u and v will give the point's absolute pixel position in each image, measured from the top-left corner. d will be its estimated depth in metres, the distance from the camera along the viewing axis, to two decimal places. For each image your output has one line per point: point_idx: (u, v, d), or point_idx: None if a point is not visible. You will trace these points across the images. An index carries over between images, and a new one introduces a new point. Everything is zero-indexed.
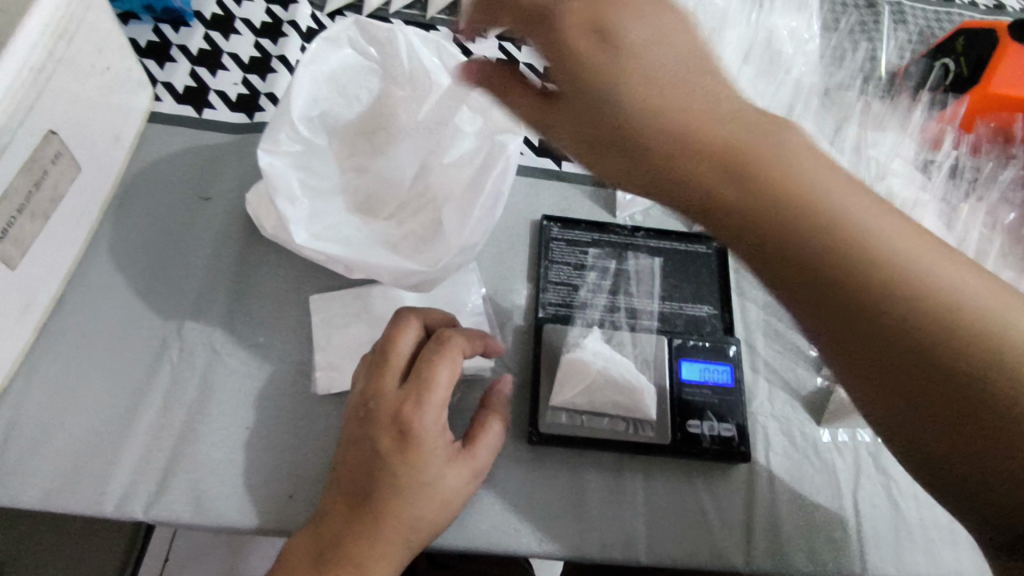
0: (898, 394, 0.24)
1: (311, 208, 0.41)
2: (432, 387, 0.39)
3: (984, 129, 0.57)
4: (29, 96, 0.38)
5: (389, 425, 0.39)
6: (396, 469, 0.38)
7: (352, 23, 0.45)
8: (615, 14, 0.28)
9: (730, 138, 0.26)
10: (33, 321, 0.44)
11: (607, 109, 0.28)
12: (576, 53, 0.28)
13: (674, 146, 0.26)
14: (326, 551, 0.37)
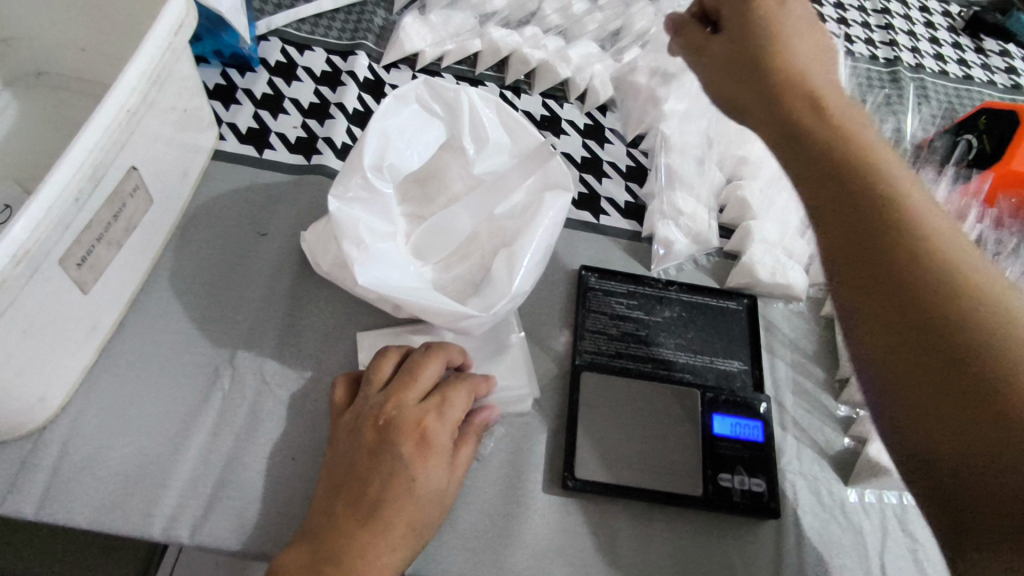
0: (873, 309, 0.31)
1: (374, 253, 0.43)
2: (453, 406, 0.43)
3: (1006, 205, 0.60)
4: (122, 135, 0.41)
5: (411, 433, 0.41)
6: (410, 475, 0.39)
7: (420, 83, 0.48)
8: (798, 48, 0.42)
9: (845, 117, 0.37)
10: (95, 344, 0.46)
11: (750, 35, 0.43)
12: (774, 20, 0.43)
13: (822, 121, 0.37)
14: (326, 557, 0.37)
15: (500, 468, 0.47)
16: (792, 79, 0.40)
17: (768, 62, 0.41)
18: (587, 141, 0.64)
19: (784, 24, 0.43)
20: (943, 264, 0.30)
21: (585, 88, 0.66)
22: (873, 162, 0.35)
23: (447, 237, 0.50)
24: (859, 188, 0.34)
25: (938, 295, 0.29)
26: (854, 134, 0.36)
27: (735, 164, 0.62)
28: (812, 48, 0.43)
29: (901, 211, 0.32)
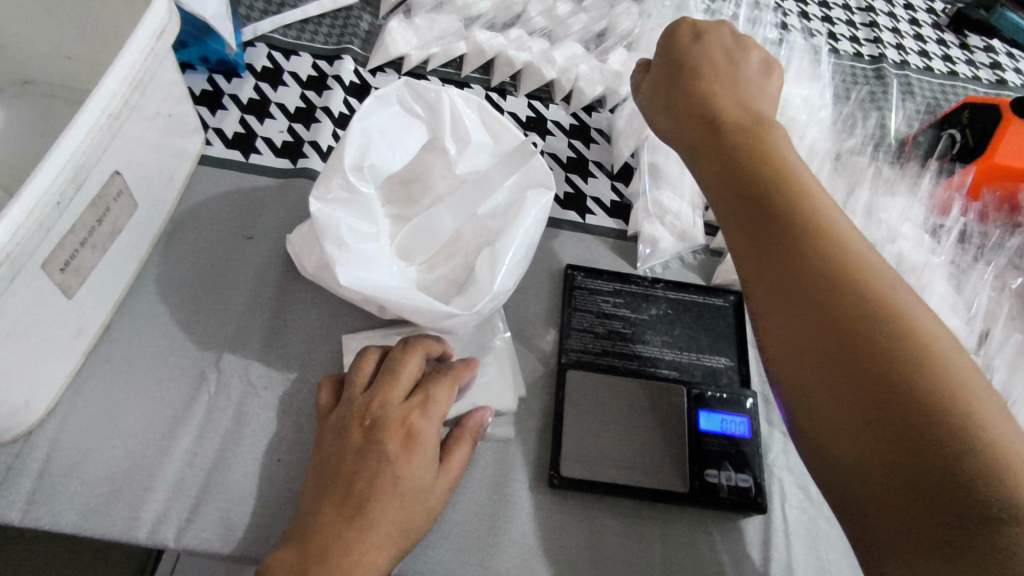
0: (821, 367, 0.34)
1: (356, 253, 0.44)
2: (439, 403, 0.43)
3: (990, 197, 0.61)
4: (105, 140, 0.42)
5: (396, 431, 0.41)
6: (398, 471, 0.40)
7: (401, 84, 0.48)
8: (745, 110, 0.44)
9: (788, 179, 0.39)
10: (81, 348, 0.47)
11: (698, 90, 0.45)
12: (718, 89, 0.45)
13: (754, 170, 0.40)
14: (317, 558, 0.37)
15: (486, 466, 0.47)
16: (731, 127, 0.43)
17: (697, 119, 0.44)
18: (573, 142, 0.65)
19: (722, 78, 0.46)
20: (868, 307, 0.34)
21: (570, 88, 0.66)
22: (810, 215, 0.38)
23: (430, 235, 0.50)
24: (801, 246, 0.37)
25: (874, 350, 0.33)
26: (792, 184, 0.39)
27: None
28: (753, 93, 0.46)
29: (841, 268, 0.35)
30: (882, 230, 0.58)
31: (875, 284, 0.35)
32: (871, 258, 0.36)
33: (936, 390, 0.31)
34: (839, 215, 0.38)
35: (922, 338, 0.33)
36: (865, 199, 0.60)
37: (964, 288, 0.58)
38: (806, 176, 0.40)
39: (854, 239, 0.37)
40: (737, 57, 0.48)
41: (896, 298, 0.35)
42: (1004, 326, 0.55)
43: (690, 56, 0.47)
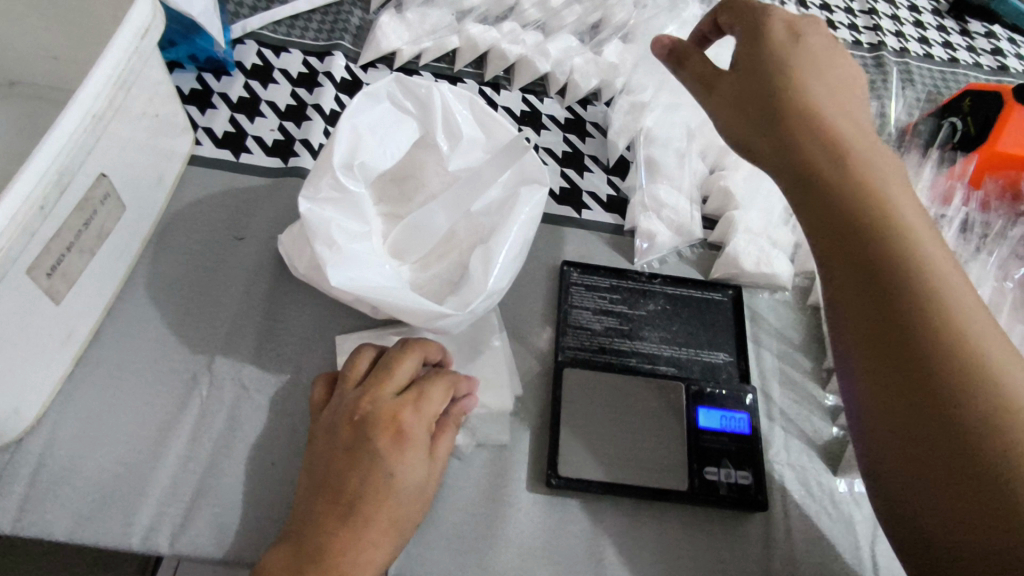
0: (883, 360, 0.35)
1: (347, 254, 0.43)
2: (431, 398, 0.42)
3: (992, 186, 0.59)
4: (89, 141, 0.41)
5: (388, 427, 0.40)
6: (389, 469, 0.39)
7: (392, 80, 0.48)
8: (821, 98, 0.40)
9: (864, 172, 0.38)
10: (71, 353, 0.46)
11: (766, 74, 0.41)
12: (794, 72, 0.41)
13: (831, 159, 0.38)
14: (309, 559, 0.37)
15: (483, 467, 0.47)
16: (805, 118, 0.39)
17: (773, 98, 0.40)
18: (568, 136, 0.64)
19: (796, 57, 0.41)
20: (932, 305, 0.34)
21: (565, 81, 0.65)
22: (891, 224, 0.36)
23: (424, 234, 0.49)
24: (878, 260, 0.36)
25: (939, 355, 0.33)
26: (868, 189, 0.37)
27: (718, 154, 0.62)
28: (833, 80, 0.42)
29: (921, 286, 0.35)
30: None
31: (953, 303, 0.35)
32: (948, 274, 0.36)
33: (991, 394, 0.32)
34: (915, 212, 0.37)
35: (994, 362, 0.33)
36: None
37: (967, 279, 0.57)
38: (884, 177, 0.38)
39: (936, 250, 0.36)
40: (812, 30, 0.43)
41: (962, 307, 0.34)
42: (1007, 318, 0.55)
43: (756, 32, 0.43)
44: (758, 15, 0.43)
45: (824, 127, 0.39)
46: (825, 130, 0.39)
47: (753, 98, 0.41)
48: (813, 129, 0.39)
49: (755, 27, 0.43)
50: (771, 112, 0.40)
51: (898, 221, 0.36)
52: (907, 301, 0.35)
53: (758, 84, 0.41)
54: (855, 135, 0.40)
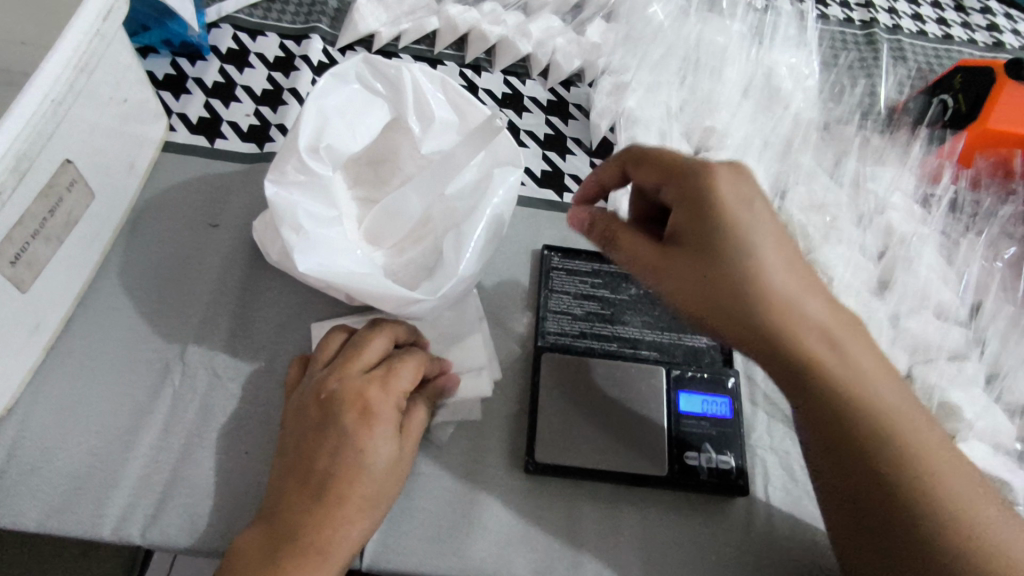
0: (858, 510, 0.36)
1: (316, 239, 0.42)
2: (399, 373, 0.42)
3: (983, 164, 0.58)
4: (49, 126, 0.40)
5: (355, 405, 0.39)
6: (357, 446, 0.38)
7: (359, 59, 0.47)
8: (757, 260, 0.37)
9: (813, 342, 0.37)
10: (42, 343, 0.45)
11: (704, 253, 0.38)
12: (724, 253, 0.38)
13: (780, 342, 0.37)
14: (285, 540, 0.36)
15: (460, 454, 0.46)
16: (745, 293, 0.37)
17: (719, 285, 0.38)
18: (550, 118, 0.62)
19: (747, 240, 0.38)
20: (893, 457, 0.35)
21: (547, 62, 0.63)
22: (841, 385, 0.36)
23: (398, 219, 0.48)
24: (856, 444, 0.36)
25: (904, 505, 0.35)
26: (844, 357, 0.37)
27: (703, 134, 0.60)
28: (765, 232, 0.38)
29: (900, 467, 0.35)
30: (870, 203, 0.58)
31: (935, 479, 0.35)
32: (924, 439, 0.36)
33: (957, 529, 0.34)
34: (867, 361, 0.37)
35: (984, 531, 0.34)
36: (854, 169, 0.59)
37: (955, 260, 0.57)
38: (850, 340, 0.37)
39: (907, 414, 0.36)
40: (747, 184, 0.40)
41: (921, 451, 0.35)
42: (995, 298, 0.54)
43: (694, 226, 0.39)
44: (690, 178, 0.40)
45: (762, 306, 0.37)
46: (764, 308, 0.37)
47: (689, 269, 0.39)
48: (751, 303, 0.37)
49: (692, 224, 0.39)
50: (718, 298, 0.38)
51: (872, 396, 0.36)
52: (872, 462, 0.35)
53: (694, 276, 0.39)
54: (794, 294, 0.37)
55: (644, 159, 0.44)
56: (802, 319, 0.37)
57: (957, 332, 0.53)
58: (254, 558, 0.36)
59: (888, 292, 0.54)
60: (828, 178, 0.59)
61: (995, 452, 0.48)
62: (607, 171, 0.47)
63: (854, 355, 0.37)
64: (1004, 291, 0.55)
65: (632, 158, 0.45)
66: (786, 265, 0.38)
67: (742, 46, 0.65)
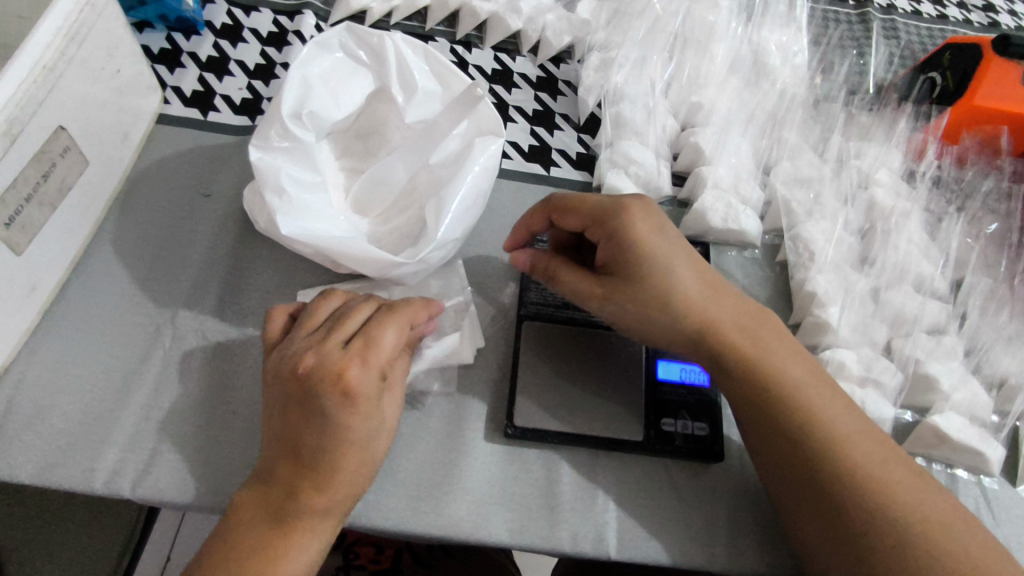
0: (800, 499, 0.40)
1: (298, 203, 0.44)
2: (378, 346, 0.40)
3: (970, 142, 0.58)
4: (40, 91, 0.42)
5: (334, 385, 0.38)
6: (342, 423, 0.37)
7: (343, 30, 0.50)
8: (677, 276, 0.43)
9: (731, 345, 0.43)
10: (38, 304, 0.47)
11: (629, 275, 0.43)
12: (650, 274, 0.43)
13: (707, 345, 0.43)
14: (283, 503, 0.37)
15: (441, 418, 0.47)
16: (671, 303, 0.43)
17: (653, 308, 0.43)
18: (539, 94, 0.62)
19: (665, 271, 0.43)
20: (819, 440, 0.39)
21: (537, 39, 0.64)
22: (760, 380, 0.42)
23: (384, 188, 0.50)
24: (783, 441, 0.40)
25: (840, 483, 0.38)
26: (760, 355, 0.42)
27: (689, 111, 0.61)
28: (681, 250, 0.44)
29: (826, 458, 0.39)
30: (855, 178, 0.58)
31: (859, 460, 0.39)
32: (847, 429, 0.40)
33: (890, 501, 0.37)
34: (780, 361, 0.42)
35: (910, 500, 0.38)
36: (838, 145, 0.60)
37: (938, 235, 0.57)
38: (765, 342, 0.43)
39: (832, 409, 0.41)
40: (657, 212, 0.45)
41: (842, 435, 0.40)
42: (974, 272, 0.55)
43: (620, 259, 0.43)
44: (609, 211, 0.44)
45: (687, 315, 0.43)
46: (688, 316, 0.43)
47: (625, 291, 0.43)
48: (680, 313, 0.43)
49: (616, 256, 0.44)
50: (652, 314, 0.43)
51: (795, 396, 0.41)
52: (801, 450, 0.40)
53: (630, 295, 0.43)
54: (710, 306, 0.43)
55: (566, 207, 0.46)
56: (716, 329, 0.43)
57: (935, 305, 0.53)
58: (252, 524, 0.37)
59: (869, 266, 0.55)
60: (813, 155, 0.59)
61: (971, 423, 0.49)
62: (530, 217, 0.48)
63: (769, 357, 0.42)
64: (983, 266, 0.56)
65: (553, 206, 0.47)
66: (699, 279, 0.44)
67: (731, 25, 0.65)
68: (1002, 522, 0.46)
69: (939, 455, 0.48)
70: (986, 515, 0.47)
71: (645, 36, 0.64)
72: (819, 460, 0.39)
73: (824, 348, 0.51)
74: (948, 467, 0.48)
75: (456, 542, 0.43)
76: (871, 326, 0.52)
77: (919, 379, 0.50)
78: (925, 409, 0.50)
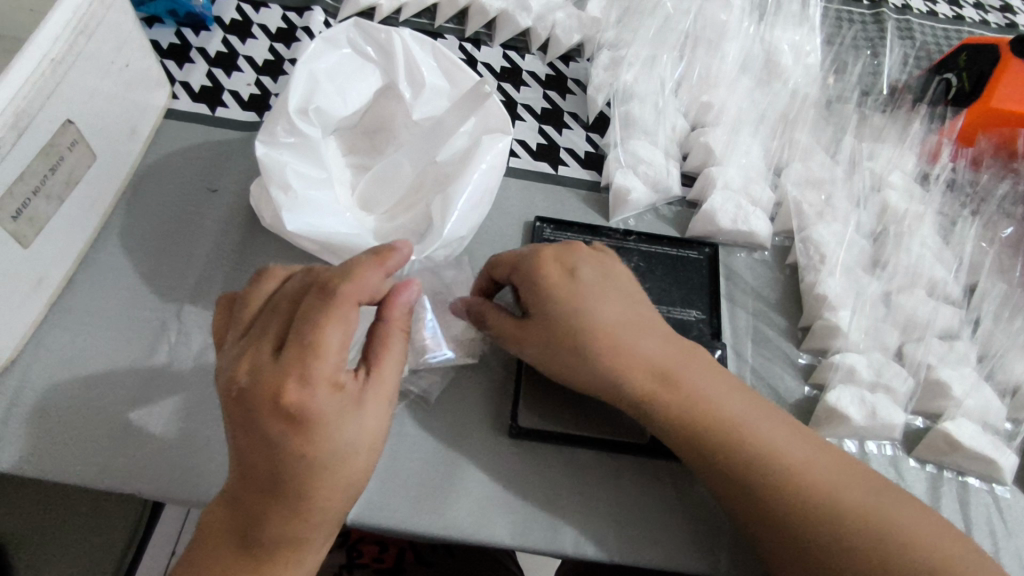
0: (764, 530, 0.39)
1: (304, 199, 0.45)
2: (319, 352, 0.33)
3: (985, 144, 0.57)
4: (49, 85, 0.42)
5: (272, 408, 0.32)
6: (296, 451, 0.33)
7: (351, 25, 0.50)
8: (597, 317, 0.41)
9: (660, 385, 0.41)
10: (45, 298, 0.47)
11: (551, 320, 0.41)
12: (569, 320, 0.41)
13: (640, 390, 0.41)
14: (251, 532, 0.34)
15: (445, 418, 0.47)
16: (597, 347, 0.41)
17: (586, 351, 0.41)
18: (549, 92, 0.62)
19: (583, 315, 0.41)
20: (764, 472, 0.39)
21: (547, 36, 0.63)
22: (693, 417, 0.40)
23: (392, 184, 0.50)
24: (731, 477, 0.40)
25: (793, 510, 0.38)
26: (686, 394, 0.41)
27: (700, 111, 0.60)
28: (595, 288, 0.42)
29: (775, 487, 0.38)
30: (867, 180, 0.58)
31: (808, 481, 0.38)
32: (790, 455, 0.39)
33: (853, 522, 0.37)
34: (710, 391, 0.41)
35: (868, 514, 0.37)
36: (851, 147, 0.59)
37: (952, 239, 0.56)
38: (692, 375, 0.42)
39: (777, 436, 0.40)
40: (567, 257, 0.44)
41: (785, 460, 0.39)
42: (988, 277, 0.55)
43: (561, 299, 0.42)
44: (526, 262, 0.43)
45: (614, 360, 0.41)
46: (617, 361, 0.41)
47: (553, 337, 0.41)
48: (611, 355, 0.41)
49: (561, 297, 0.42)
50: (584, 360, 0.41)
51: (743, 433, 0.40)
52: (748, 486, 0.39)
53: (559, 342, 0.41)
54: (636, 342, 0.41)
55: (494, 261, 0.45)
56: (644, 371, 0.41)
57: (948, 310, 0.52)
58: (222, 558, 0.35)
59: (880, 269, 0.54)
60: (825, 156, 0.58)
61: (984, 430, 0.48)
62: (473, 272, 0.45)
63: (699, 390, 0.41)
64: (997, 270, 0.55)
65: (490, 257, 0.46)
66: (619, 315, 0.42)
67: (743, 24, 0.65)
68: (1015, 532, 0.46)
69: (949, 462, 0.47)
70: (998, 524, 0.46)
71: (656, 34, 0.63)
72: (769, 492, 0.39)
73: (834, 352, 0.50)
74: (959, 475, 0.47)
75: (458, 542, 0.43)
76: (882, 330, 0.51)
77: (930, 386, 0.49)
78: (936, 415, 0.50)
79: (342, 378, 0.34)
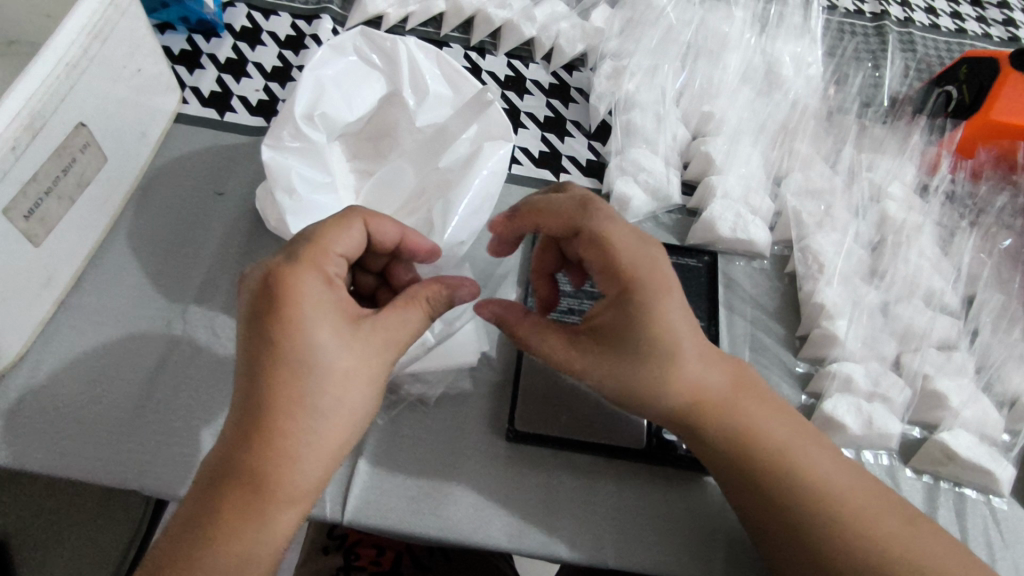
0: (787, 548, 0.40)
1: (308, 203, 0.46)
2: (316, 243, 0.36)
3: (986, 155, 0.58)
4: (63, 88, 0.43)
5: (265, 300, 0.34)
6: (276, 356, 0.33)
7: (357, 34, 0.51)
8: (674, 345, 0.38)
9: (717, 406, 0.40)
10: (54, 296, 0.47)
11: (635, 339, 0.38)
12: (657, 347, 0.38)
13: (701, 412, 0.40)
14: (227, 478, 0.32)
15: (443, 420, 0.47)
16: (667, 372, 0.38)
17: (654, 379, 0.39)
18: (552, 101, 0.63)
19: (674, 337, 0.38)
20: (801, 493, 0.40)
21: (551, 46, 0.64)
22: (743, 436, 0.40)
23: (394, 189, 0.51)
24: (768, 493, 0.40)
25: (828, 534, 0.39)
26: (737, 413, 0.41)
27: (701, 120, 0.61)
28: (677, 312, 0.38)
29: (809, 508, 0.39)
30: (866, 191, 0.58)
31: (841, 502, 0.39)
32: (824, 474, 0.40)
33: (880, 548, 0.38)
34: (759, 412, 0.41)
35: (894, 539, 0.38)
36: (851, 157, 0.60)
37: (950, 250, 0.57)
38: (745, 396, 0.41)
39: (816, 458, 0.41)
40: (667, 271, 0.39)
41: (822, 483, 0.40)
42: (986, 288, 0.55)
43: (570, 354, 0.40)
44: (644, 283, 0.38)
45: (679, 386, 0.39)
46: (682, 387, 0.39)
47: (620, 358, 0.38)
48: (677, 381, 0.39)
49: (566, 354, 0.41)
50: (648, 385, 0.39)
51: (756, 438, 0.40)
52: (786, 504, 0.40)
53: (629, 369, 0.39)
54: (702, 365, 0.39)
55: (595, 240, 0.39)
56: (702, 396, 0.40)
57: (945, 320, 0.53)
58: (198, 509, 0.33)
59: (879, 279, 0.55)
60: (825, 166, 0.59)
61: (981, 441, 0.48)
62: (511, 221, 0.44)
63: (747, 410, 0.41)
64: (996, 281, 0.56)
65: (528, 210, 0.43)
66: (696, 340, 0.39)
67: (744, 36, 0.66)
68: (1011, 543, 0.46)
69: (947, 473, 0.47)
70: (994, 535, 0.46)
71: (658, 44, 0.64)
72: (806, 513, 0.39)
73: (831, 361, 0.50)
74: (956, 486, 0.47)
75: (453, 543, 0.43)
76: (880, 340, 0.52)
77: (928, 396, 0.49)
78: (934, 425, 0.50)
79: (335, 280, 0.36)
